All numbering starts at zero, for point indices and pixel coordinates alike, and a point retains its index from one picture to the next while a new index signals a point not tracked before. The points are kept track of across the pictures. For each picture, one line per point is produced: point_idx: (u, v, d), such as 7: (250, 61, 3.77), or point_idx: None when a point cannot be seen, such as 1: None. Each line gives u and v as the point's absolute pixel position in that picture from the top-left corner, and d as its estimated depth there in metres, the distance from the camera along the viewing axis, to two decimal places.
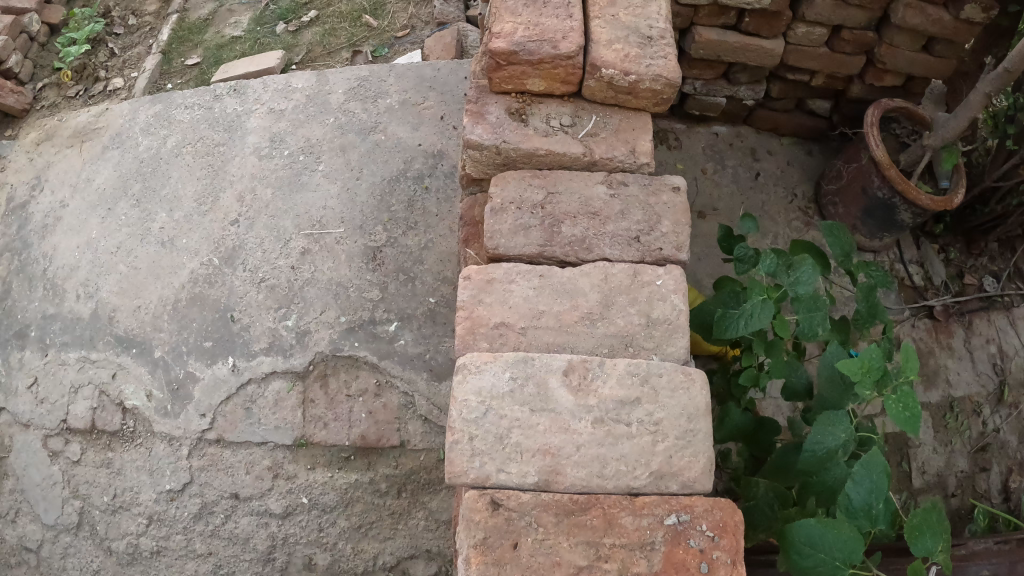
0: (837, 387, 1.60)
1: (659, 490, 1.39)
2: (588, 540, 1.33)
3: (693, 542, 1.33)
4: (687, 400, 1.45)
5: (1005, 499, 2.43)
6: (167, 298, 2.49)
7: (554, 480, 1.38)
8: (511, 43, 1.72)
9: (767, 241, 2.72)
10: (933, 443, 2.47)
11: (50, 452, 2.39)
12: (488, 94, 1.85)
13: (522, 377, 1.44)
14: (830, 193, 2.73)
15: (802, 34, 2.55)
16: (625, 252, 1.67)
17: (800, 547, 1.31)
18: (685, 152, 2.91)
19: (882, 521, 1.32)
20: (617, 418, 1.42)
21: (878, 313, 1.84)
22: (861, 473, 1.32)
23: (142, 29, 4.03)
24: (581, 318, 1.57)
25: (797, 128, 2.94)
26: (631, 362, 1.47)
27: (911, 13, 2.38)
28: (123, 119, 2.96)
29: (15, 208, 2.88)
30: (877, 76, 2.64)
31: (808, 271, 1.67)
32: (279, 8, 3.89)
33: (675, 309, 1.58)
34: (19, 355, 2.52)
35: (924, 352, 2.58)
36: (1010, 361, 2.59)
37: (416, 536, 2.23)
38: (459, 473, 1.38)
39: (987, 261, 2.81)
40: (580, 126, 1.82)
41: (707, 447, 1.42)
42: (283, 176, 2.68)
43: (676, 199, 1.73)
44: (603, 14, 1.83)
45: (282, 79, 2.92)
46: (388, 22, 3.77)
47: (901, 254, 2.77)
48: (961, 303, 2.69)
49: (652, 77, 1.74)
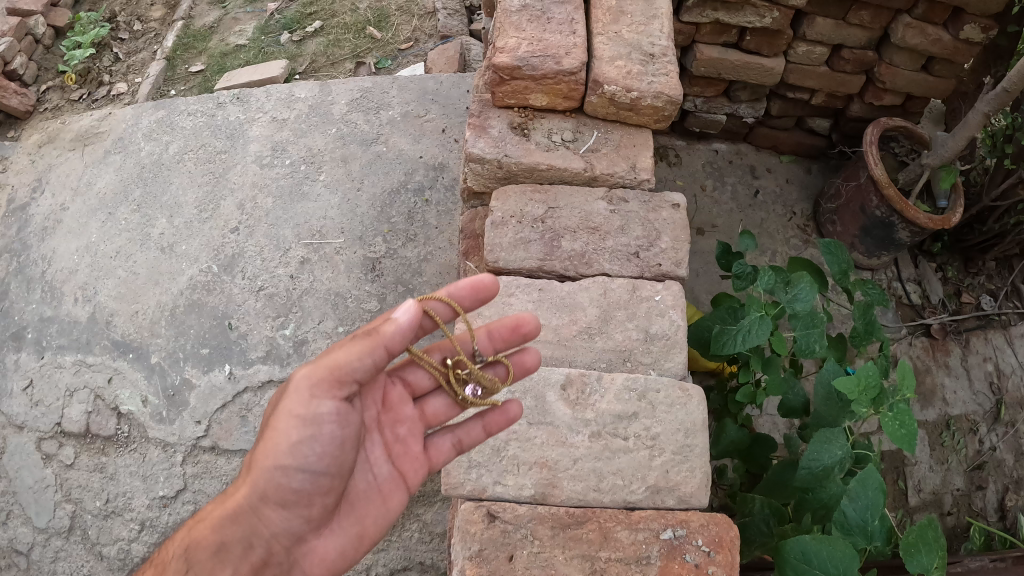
0: (834, 405, 1.60)
1: (655, 505, 1.40)
2: (584, 553, 1.32)
3: (689, 557, 1.33)
4: (684, 416, 1.47)
5: (1002, 517, 2.39)
6: (165, 304, 2.49)
7: (550, 493, 1.39)
8: (514, 57, 1.74)
9: (765, 258, 2.73)
10: (930, 461, 2.47)
11: (43, 455, 2.36)
12: (490, 109, 1.88)
13: (519, 390, 1.47)
14: (829, 211, 2.75)
15: (802, 53, 2.58)
16: (625, 267, 1.68)
17: (796, 564, 1.30)
18: (685, 168, 2.94)
19: (878, 538, 1.33)
20: (614, 432, 1.44)
21: (875, 330, 1.83)
22: (858, 489, 1.33)
23: (147, 35, 4.06)
24: (580, 332, 1.58)
25: (797, 146, 2.98)
26: (630, 377, 1.49)
27: (911, 32, 2.41)
28: (126, 124, 2.98)
29: (15, 209, 2.88)
30: (876, 95, 2.67)
31: (806, 289, 1.66)
32: (284, 18, 3.93)
33: (673, 324, 1.59)
34: (15, 357, 2.51)
35: (921, 370, 2.59)
36: (1007, 381, 2.59)
37: (410, 548, 2.13)
38: (456, 484, 1.41)
39: (984, 279, 2.83)
40: (582, 141, 1.84)
41: (704, 463, 1.44)
42: (284, 185, 2.69)
43: (676, 215, 1.75)
44: (606, 31, 1.87)
45: (285, 89, 2.96)
46: (392, 34, 3.80)
47: (899, 273, 2.81)
48: (958, 321, 2.71)
49: (654, 94, 1.75)
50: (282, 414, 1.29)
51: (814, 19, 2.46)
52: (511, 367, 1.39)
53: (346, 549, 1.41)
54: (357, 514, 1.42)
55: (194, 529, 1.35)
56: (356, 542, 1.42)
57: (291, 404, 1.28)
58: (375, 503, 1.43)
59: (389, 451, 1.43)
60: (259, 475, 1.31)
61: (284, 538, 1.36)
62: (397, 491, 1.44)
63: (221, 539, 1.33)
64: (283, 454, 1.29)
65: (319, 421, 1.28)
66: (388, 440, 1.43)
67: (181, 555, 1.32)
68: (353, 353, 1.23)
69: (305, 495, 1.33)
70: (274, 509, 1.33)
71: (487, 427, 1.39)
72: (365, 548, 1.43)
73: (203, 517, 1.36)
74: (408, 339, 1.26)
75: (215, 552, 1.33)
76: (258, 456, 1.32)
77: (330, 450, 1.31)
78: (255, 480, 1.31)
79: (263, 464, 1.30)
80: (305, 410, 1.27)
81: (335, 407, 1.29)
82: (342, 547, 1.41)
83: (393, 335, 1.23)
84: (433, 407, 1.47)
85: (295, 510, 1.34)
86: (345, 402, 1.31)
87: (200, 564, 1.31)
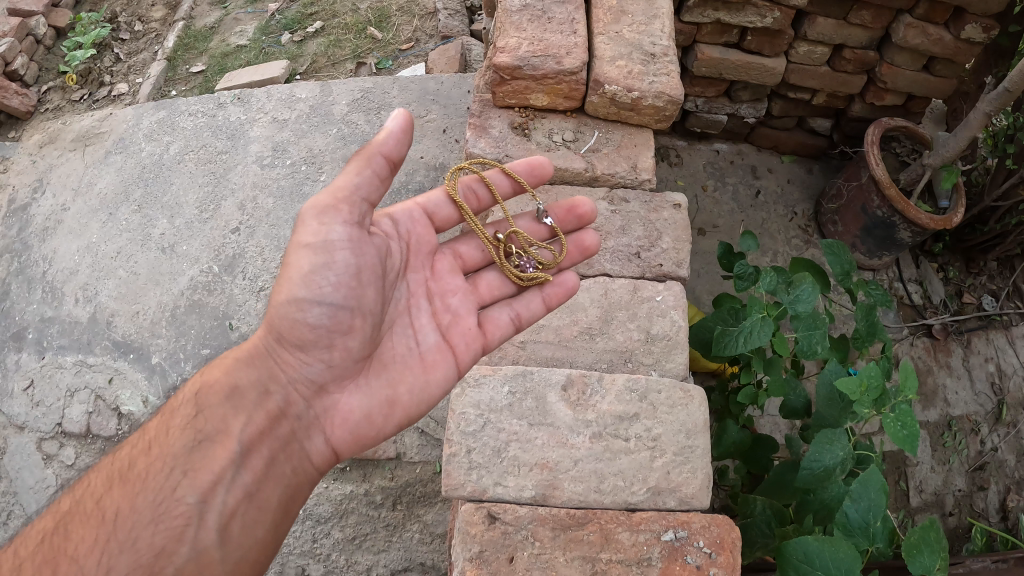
0: (836, 406, 1.60)
1: (656, 507, 1.40)
2: (584, 555, 1.32)
3: (690, 559, 1.33)
4: (685, 417, 1.47)
5: (1003, 518, 2.38)
6: (166, 304, 2.49)
7: (550, 495, 1.39)
8: (515, 57, 1.74)
9: (767, 258, 2.73)
10: (931, 461, 2.47)
11: (44, 455, 2.35)
12: (491, 109, 1.88)
13: (520, 390, 1.48)
14: (830, 211, 2.75)
15: (803, 53, 2.58)
16: (625, 267, 1.69)
17: (798, 564, 1.30)
18: (686, 169, 2.94)
19: (880, 539, 1.32)
20: (615, 434, 1.45)
21: (877, 331, 1.82)
22: (859, 490, 1.32)
23: (147, 35, 4.05)
24: (581, 333, 1.60)
25: (797, 147, 2.98)
26: (630, 378, 1.50)
27: (912, 32, 2.40)
28: (126, 124, 2.98)
29: (15, 210, 2.88)
30: (877, 95, 2.67)
31: (808, 289, 1.65)
32: (285, 18, 3.93)
33: (674, 325, 1.61)
34: (16, 358, 2.51)
35: (923, 370, 2.59)
36: (1008, 381, 2.58)
37: (410, 548, 2.13)
38: (456, 486, 1.40)
39: (986, 279, 2.81)
40: (582, 140, 1.84)
41: (704, 464, 1.44)
42: (284, 186, 2.69)
43: (677, 215, 1.75)
44: (607, 31, 1.86)
45: (286, 89, 2.95)
46: (393, 35, 3.80)
47: (900, 273, 2.81)
48: (959, 322, 2.71)
49: (655, 94, 1.75)
50: (294, 245, 1.34)
51: (815, 19, 2.46)
52: (567, 243, 1.59)
53: (372, 412, 1.43)
54: (389, 378, 1.44)
55: (207, 377, 1.39)
56: (385, 406, 1.43)
57: (300, 236, 1.33)
58: (411, 371, 1.46)
59: (436, 318, 1.51)
60: (276, 311, 1.35)
61: (305, 388, 1.39)
62: (438, 360, 1.47)
63: (234, 383, 1.37)
64: (300, 281, 1.32)
65: (329, 247, 1.32)
66: (436, 309, 1.52)
67: (194, 401, 1.36)
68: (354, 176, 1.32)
69: (325, 338, 1.36)
70: (295, 353, 1.38)
71: (547, 301, 1.54)
72: (394, 415, 1.44)
73: (219, 365, 1.41)
74: (403, 147, 1.35)
75: (228, 398, 1.36)
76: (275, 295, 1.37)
77: (346, 285, 1.34)
78: (274, 318, 1.36)
79: (277, 300, 1.35)
80: (312, 235, 1.32)
81: (343, 231, 1.33)
82: (369, 409, 1.43)
83: (387, 143, 1.33)
84: (485, 284, 1.58)
85: (312, 354, 1.37)
86: (357, 229, 1.36)
87: (213, 408, 1.34)
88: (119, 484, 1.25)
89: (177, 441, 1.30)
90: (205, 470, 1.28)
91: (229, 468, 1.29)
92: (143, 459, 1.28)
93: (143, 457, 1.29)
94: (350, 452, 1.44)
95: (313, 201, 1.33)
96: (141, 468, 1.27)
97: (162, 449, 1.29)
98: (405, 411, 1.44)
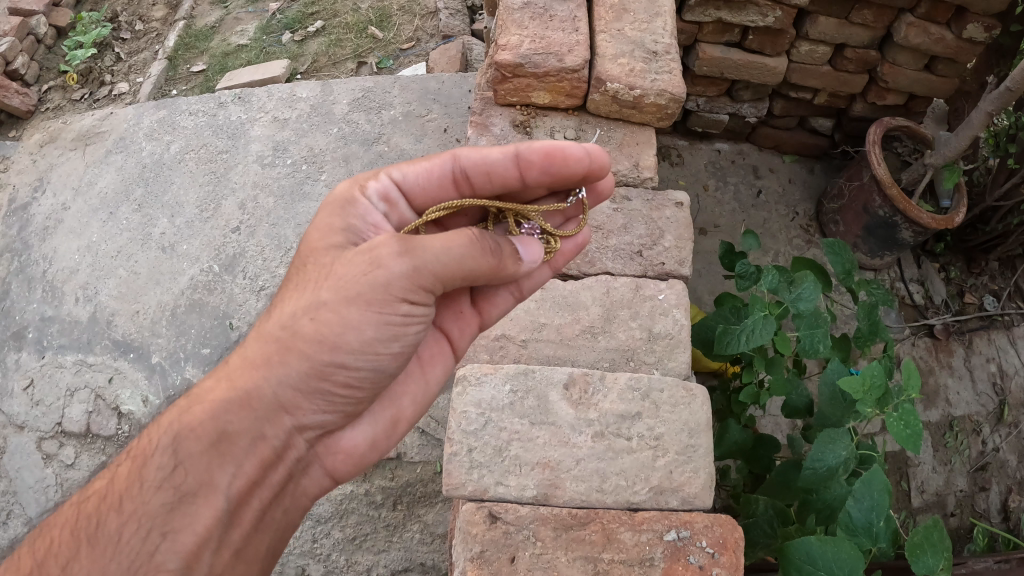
0: (838, 405, 1.59)
1: (659, 506, 1.39)
2: (586, 555, 1.31)
3: (693, 558, 1.32)
4: (688, 416, 1.47)
5: (1005, 518, 2.38)
6: (166, 304, 2.49)
7: (552, 494, 1.38)
8: (516, 55, 1.73)
9: (768, 258, 2.72)
10: (933, 462, 2.46)
11: (43, 455, 2.34)
12: (493, 107, 1.87)
13: (522, 389, 1.47)
14: (831, 211, 2.74)
15: (804, 52, 2.57)
16: (627, 266, 1.69)
17: (801, 564, 1.29)
18: (687, 168, 2.94)
19: (883, 539, 1.32)
20: (617, 432, 1.44)
21: (879, 330, 1.81)
22: (863, 490, 1.32)
23: (148, 35, 4.04)
24: (582, 331, 1.60)
25: (799, 146, 2.98)
26: (632, 377, 1.50)
27: (914, 32, 2.39)
28: (127, 123, 2.97)
29: (15, 209, 2.88)
30: (878, 95, 2.66)
31: (810, 288, 1.65)
32: (285, 18, 3.93)
33: (676, 324, 1.60)
34: (16, 357, 2.51)
35: (924, 370, 2.58)
36: (1010, 382, 2.57)
37: (411, 548, 2.12)
38: (458, 485, 1.39)
39: (987, 279, 2.81)
40: (584, 139, 1.84)
41: (707, 464, 1.43)
42: (285, 185, 2.69)
43: (679, 214, 1.75)
44: (609, 28, 1.86)
45: (286, 89, 2.95)
46: (394, 34, 3.79)
47: (902, 272, 2.81)
48: (960, 322, 2.70)
49: (657, 92, 1.75)
50: (352, 303, 1.20)
51: (817, 18, 2.45)
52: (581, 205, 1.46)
53: (377, 438, 1.41)
54: (392, 400, 1.43)
55: (190, 412, 1.22)
56: (388, 430, 1.42)
57: (367, 295, 1.20)
58: (412, 384, 1.46)
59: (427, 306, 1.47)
60: (302, 361, 1.22)
61: (308, 431, 1.30)
62: (435, 360, 1.48)
63: (223, 429, 1.21)
64: (349, 343, 1.22)
65: (404, 323, 1.25)
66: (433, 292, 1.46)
67: (171, 447, 1.19)
68: (473, 279, 1.25)
69: (350, 388, 1.29)
70: (309, 398, 1.26)
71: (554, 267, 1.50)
72: (396, 435, 1.44)
73: (201, 399, 1.23)
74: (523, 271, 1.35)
75: (215, 446, 1.20)
76: (306, 343, 1.21)
77: (401, 353, 1.31)
78: (299, 365, 1.22)
79: (312, 355, 1.22)
80: (392, 312, 1.22)
81: (418, 308, 1.25)
82: (372, 438, 1.40)
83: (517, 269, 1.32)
84: None
85: (332, 403, 1.29)
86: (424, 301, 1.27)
87: (195, 459, 1.19)
88: (87, 545, 1.14)
89: (153, 497, 1.17)
90: (188, 532, 1.17)
91: (216, 527, 1.20)
92: (114, 515, 1.16)
93: (113, 514, 1.16)
94: (343, 479, 1.42)
95: (406, 273, 1.19)
96: (111, 528, 1.15)
97: (136, 505, 1.16)
98: (407, 426, 1.46)
